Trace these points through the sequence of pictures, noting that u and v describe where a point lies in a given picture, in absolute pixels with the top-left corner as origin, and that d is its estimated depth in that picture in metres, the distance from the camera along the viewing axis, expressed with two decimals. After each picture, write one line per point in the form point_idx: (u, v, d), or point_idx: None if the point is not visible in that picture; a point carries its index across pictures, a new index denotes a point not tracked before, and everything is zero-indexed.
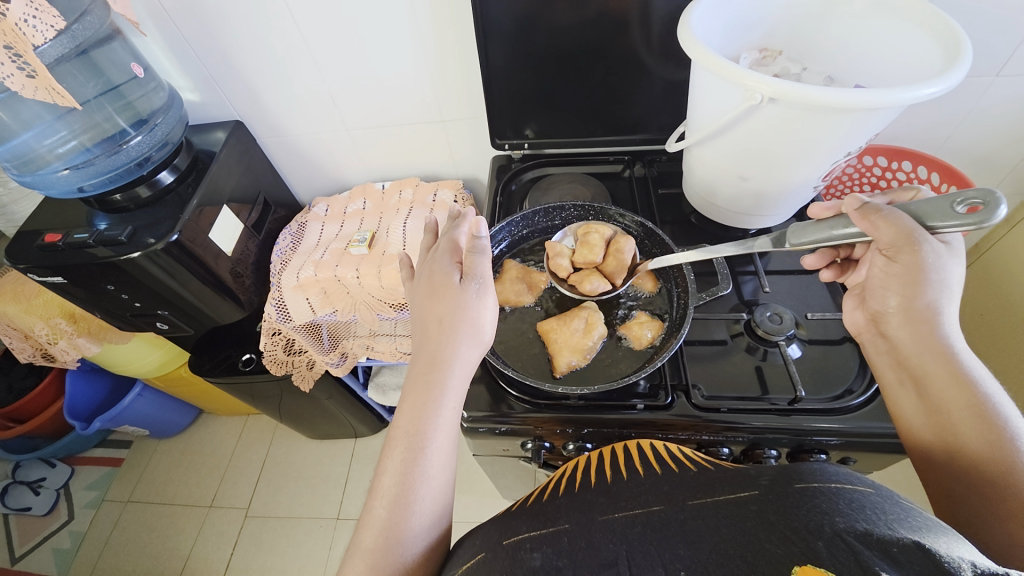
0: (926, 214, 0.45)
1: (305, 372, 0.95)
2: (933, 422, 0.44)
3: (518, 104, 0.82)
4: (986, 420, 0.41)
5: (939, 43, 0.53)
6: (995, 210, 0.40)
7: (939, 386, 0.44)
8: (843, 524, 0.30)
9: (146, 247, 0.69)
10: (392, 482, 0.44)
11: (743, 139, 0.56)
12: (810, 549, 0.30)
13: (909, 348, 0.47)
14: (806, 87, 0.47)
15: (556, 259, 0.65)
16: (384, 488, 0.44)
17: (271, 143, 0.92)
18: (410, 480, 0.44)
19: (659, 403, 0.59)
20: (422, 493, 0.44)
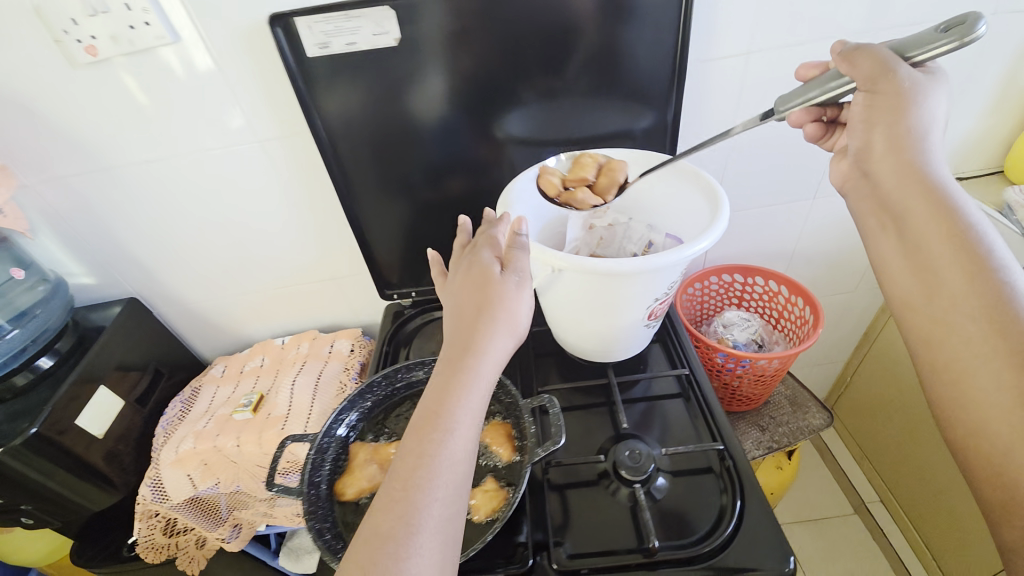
0: (905, 47, 0.50)
1: (194, 552, 0.88)
2: (912, 258, 0.47)
3: (405, 260, 0.91)
4: (970, 239, 0.44)
5: (709, 201, 0.64)
6: (975, 28, 0.45)
7: (918, 213, 0.46)
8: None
9: (6, 443, 0.68)
10: (413, 463, 0.44)
11: (563, 295, 0.64)
12: None
13: (894, 186, 0.48)
14: (581, 260, 0.56)
15: (546, 177, 0.71)
16: (405, 471, 0.44)
17: (170, 312, 0.96)
18: (433, 461, 0.44)
19: (520, 569, 0.57)
20: (443, 480, 0.44)
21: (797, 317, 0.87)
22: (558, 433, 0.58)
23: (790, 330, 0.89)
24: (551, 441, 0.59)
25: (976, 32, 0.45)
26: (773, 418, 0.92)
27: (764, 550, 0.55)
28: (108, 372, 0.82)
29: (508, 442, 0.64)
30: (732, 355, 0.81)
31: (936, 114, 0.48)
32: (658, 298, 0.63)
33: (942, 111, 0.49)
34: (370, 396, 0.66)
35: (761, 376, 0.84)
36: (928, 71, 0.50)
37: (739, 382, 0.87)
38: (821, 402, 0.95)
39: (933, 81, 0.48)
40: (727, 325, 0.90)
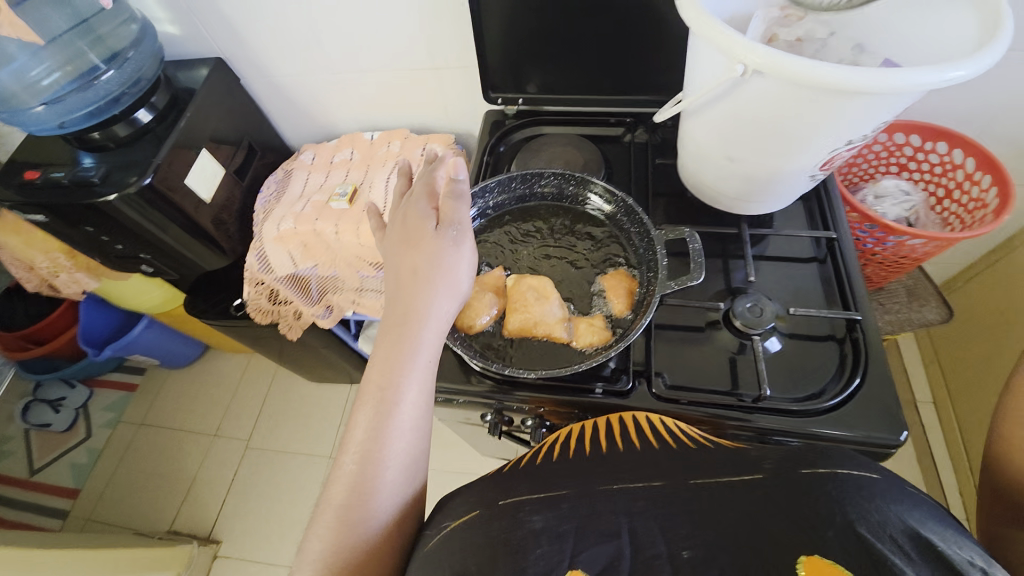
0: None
1: (293, 322, 0.91)
2: None
3: (514, 55, 0.76)
4: None
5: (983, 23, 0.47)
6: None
7: None
8: (855, 517, 0.38)
9: (122, 188, 0.70)
10: (364, 436, 0.46)
11: (730, 119, 0.52)
12: (819, 537, 0.37)
13: None
14: (793, 60, 0.42)
15: None
16: (355, 443, 0.46)
17: (256, 83, 0.89)
18: (381, 434, 0.45)
19: (618, 389, 0.58)
20: (396, 448, 0.46)
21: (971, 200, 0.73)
22: (700, 269, 0.56)
23: (952, 214, 0.76)
24: (684, 280, 0.56)
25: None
26: (883, 305, 0.86)
27: (877, 420, 0.53)
28: (204, 141, 0.80)
29: (629, 283, 0.61)
30: (881, 227, 0.70)
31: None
32: (851, 143, 0.50)
33: None
34: (484, 199, 0.67)
35: (903, 257, 0.73)
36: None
37: (865, 263, 0.78)
38: (942, 298, 0.86)
39: None
40: (879, 196, 0.76)
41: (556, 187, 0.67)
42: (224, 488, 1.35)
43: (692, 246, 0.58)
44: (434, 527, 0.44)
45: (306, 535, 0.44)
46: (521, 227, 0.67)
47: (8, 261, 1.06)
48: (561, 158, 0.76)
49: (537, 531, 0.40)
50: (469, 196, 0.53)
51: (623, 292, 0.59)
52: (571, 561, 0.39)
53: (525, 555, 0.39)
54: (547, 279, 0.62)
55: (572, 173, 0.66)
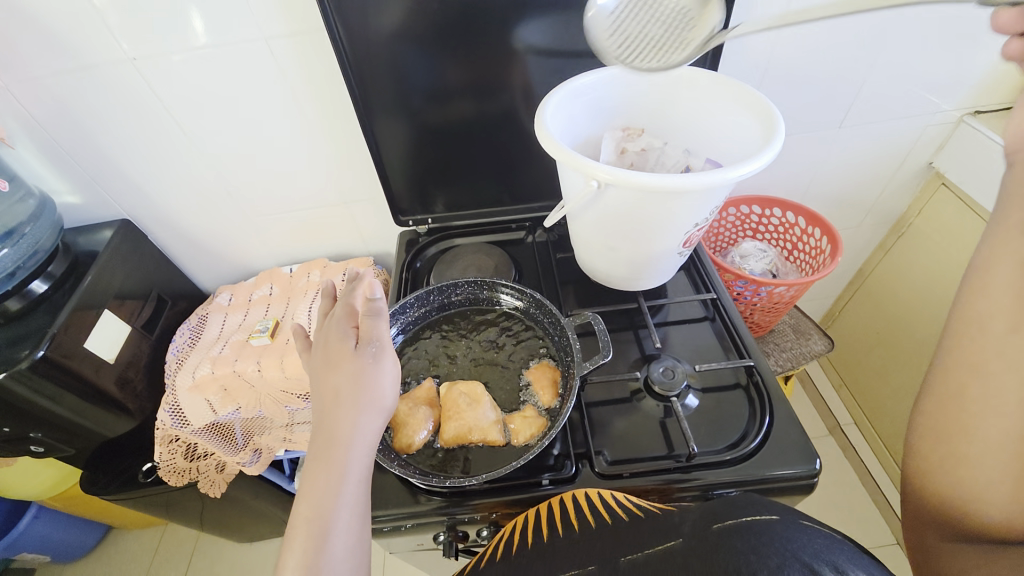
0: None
1: (215, 476, 0.85)
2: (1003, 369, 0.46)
3: (419, 184, 0.86)
4: None
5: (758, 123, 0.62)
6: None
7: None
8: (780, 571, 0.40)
9: (13, 364, 0.65)
10: None
11: (602, 219, 0.62)
12: None
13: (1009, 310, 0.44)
14: (631, 174, 0.53)
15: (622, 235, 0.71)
16: None
17: (166, 236, 0.90)
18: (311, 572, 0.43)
19: (564, 476, 0.59)
20: None
21: (813, 249, 0.89)
22: (607, 347, 0.61)
23: (803, 261, 0.92)
24: (597, 360, 0.62)
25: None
26: (778, 345, 0.97)
27: (792, 454, 0.59)
28: (108, 301, 0.78)
29: (552, 373, 0.64)
30: (751, 282, 0.82)
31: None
32: (698, 225, 0.62)
33: None
34: (404, 314, 0.70)
35: (776, 303, 0.85)
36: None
37: (750, 313, 0.89)
38: (822, 330, 0.99)
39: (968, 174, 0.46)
40: (743, 256, 0.91)
41: (471, 293, 0.73)
42: None
43: (597, 328, 0.65)
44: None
45: None
46: (443, 335, 0.71)
47: None
48: (474, 265, 0.83)
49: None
50: (387, 312, 0.55)
51: (548, 384, 0.63)
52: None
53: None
54: (478, 383, 0.64)
55: (483, 279, 0.72)
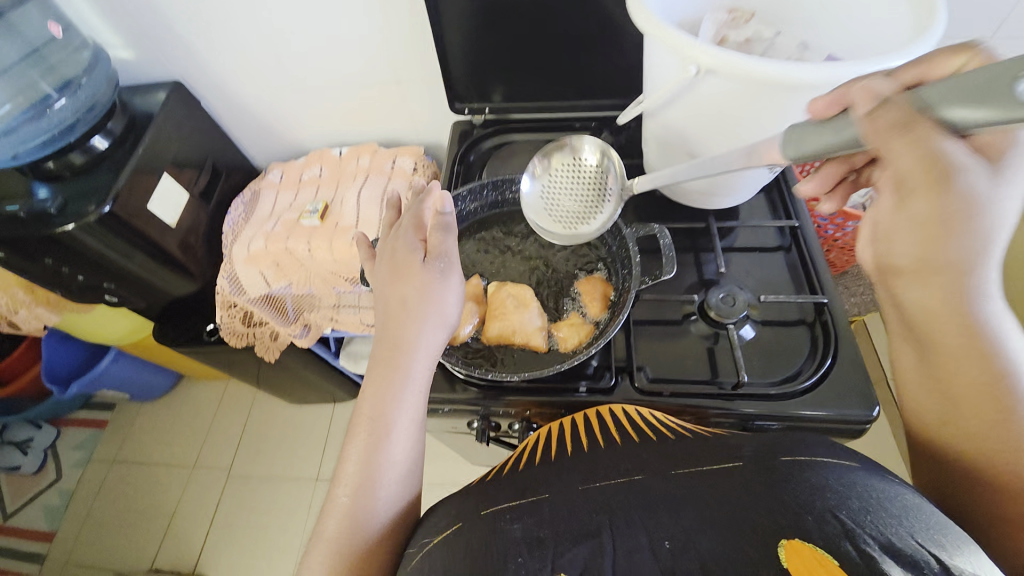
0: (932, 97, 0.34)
1: (269, 343, 0.90)
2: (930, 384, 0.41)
3: (477, 69, 0.77)
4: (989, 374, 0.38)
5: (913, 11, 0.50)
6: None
7: (969, 357, 0.38)
8: (834, 502, 0.34)
9: (81, 218, 0.68)
10: (356, 468, 0.44)
11: (690, 118, 0.54)
12: (800, 524, 0.34)
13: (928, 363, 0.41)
14: (742, 59, 0.44)
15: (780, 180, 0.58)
16: (348, 475, 0.44)
17: (218, 104, 0.88)
18: (374, 466, 0.44)
19: (602, 386, 0.59)
20: (388, 479, 0.44)
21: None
22: (671, 262, 0.58)
23: None
24: (657, 276, 0.58)
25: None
26: (848, 288, 0.89)
27: (848, 398, 0.55)
28: (166, 165, 0.78)
29: (603, 289, 0.62)
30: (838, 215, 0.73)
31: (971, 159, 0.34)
32: None
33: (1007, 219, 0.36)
34: (457, 206, 0.67)
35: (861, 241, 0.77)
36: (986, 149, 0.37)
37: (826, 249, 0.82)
38: None
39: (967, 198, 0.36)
40: None
41: None
42: (207, 519, 1.31)
43: (662, 241, 0.60)
44: (416, 544, 0.40)
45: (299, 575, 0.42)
46: (496, 233, 0.69)
47: None
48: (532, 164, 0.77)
49: (518, 539, 0.38)
50: (456, 228, 0.53)
51: (598, 296, 0.61)
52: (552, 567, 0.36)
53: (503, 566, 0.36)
54: (527, 287, 0.63)
55: (542, 178, 0.67)
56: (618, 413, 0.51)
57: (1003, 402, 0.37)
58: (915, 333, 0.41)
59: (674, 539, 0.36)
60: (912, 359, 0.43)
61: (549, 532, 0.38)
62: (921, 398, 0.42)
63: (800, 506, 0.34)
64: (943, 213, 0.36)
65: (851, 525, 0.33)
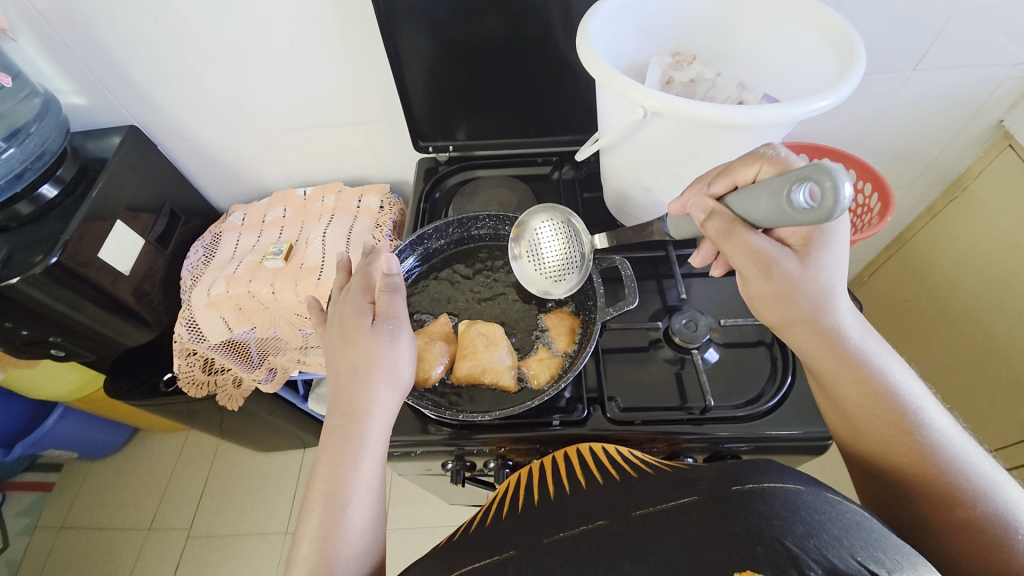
0: (739, 207, 0.47)
1: (233, 391, 0.88)
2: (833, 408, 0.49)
3: (440, 110, 0.80)
4: (872, 389, 0.46)
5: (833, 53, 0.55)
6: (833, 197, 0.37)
7: (851, 376, 0.47)
8: (782, 530, 0.33)
9: (26, 270, 0.65)
10: (311, 550, 0.41)
11: (643, 156, 0.57)
12: (751, 554, 0.32)
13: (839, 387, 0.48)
14: (685, 102, 0.47)
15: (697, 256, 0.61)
16: (301, 559, 0.41)
17: (177, 148, 0.86)
18: (329, 546, 0.41)
19: (574, 419, 0.58)
20: (344, 559, 0.41)
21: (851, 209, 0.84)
22: (633, 294, 0.61)
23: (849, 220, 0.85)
24: (622, 307, 0.61)
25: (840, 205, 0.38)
26: None
27: (811, 417, 0.57)
28: (120, 211, 0.76)
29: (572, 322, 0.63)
30: None
31: (776, 246, 0.47)
32: None
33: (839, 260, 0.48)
34: (422, 245, 0.68)
35: None
36: (805, 235, 0.48)
37: None
38: None
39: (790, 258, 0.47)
40: None
41: (492, 227, 0.69)
42: None
43: (624, 273, 0.63)
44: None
45: None
46: (462, 269, 0.69)
47: None
48: (496, 199, 0.79)
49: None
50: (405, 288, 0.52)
51: (566, 329, 0.62)
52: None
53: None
54: (497, 325, 0.63)
55: (507, 213, 0.68)
56: (585, 452, 0.50)
57: (879, 412, 0.46)
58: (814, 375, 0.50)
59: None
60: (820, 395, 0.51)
61: None
62: (834, 422, 0.50)
63: (748, 537, 0.33)
64: (779, 294, 0.48)
65: (800, 554, 0.32)
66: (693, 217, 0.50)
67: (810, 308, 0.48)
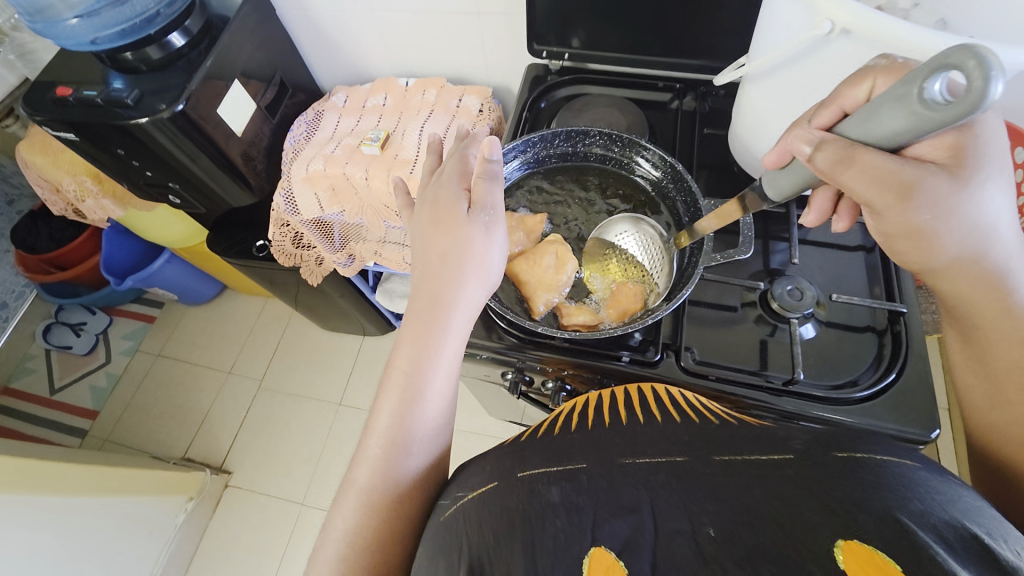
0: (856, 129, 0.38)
1: (314, 268, 0.93)
2: (978, 375, 0.44)
3: (560, 7, 0.71)
4: None
5: None
6: (981, 81, 0.28)
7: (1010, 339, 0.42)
8: (895, 504, 0.32)
9: (154, 113, 0.69)
10: (389, 422, 0.44)
11: (800, 86, 0.49)
12: (854, 521, 0.32)
13: (996, 350, 0.42)
14: (887, 21, 0.39)
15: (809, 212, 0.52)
16: (380, 428, 0.45)
17: (292, 16, 0.86)
18: (406, 419, 0.44)
19: (647, 360, 0.57)
20: (419, 435, 0.44)
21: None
22: (747, 244, 0.57)
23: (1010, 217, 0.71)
24: (731, 255, 0.57)
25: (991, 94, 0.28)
26: None
27: (909, 415, 0.52)
28: (236, 73, 0.78)
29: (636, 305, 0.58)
30: None
31: (915, 163, 0.36)
32: None
33: (1001, 171, 0.38)
34: (523, 151, 0.65)
35: None
36: (950, 145, 0.37)
37: None
38: None
39: (939, 177, 0.36)
40: None
41: (601, 147, 0.66)
42: (236, 422, 1.40)
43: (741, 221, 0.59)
44: (450, 496, 0.41)
45: (330, 514, 0.44)
46: (561, 184, 0.67)
47: (37, 182, 1.07)
48: (604, 120, 0.73)
49: (554, 504, 0.37)
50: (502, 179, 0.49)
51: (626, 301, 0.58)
52: (591, 537, 0.35)
53: (542, 527, 0.36)
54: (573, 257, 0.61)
55: (620, 133, 0.63)
56: (661, 391, 0.49)
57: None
58: (959, 325, 0.45)
59: (719, 528, 0.34)
60: (958, 355, 0.46)
61: (586, 502, 0.38)
62: (969, 392, 0.45)
63: (858, 503, 0.33)
64: (927, 221, 0.38)
65: (913, 526, 0.31)
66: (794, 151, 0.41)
67: (962, 244, 0.40)
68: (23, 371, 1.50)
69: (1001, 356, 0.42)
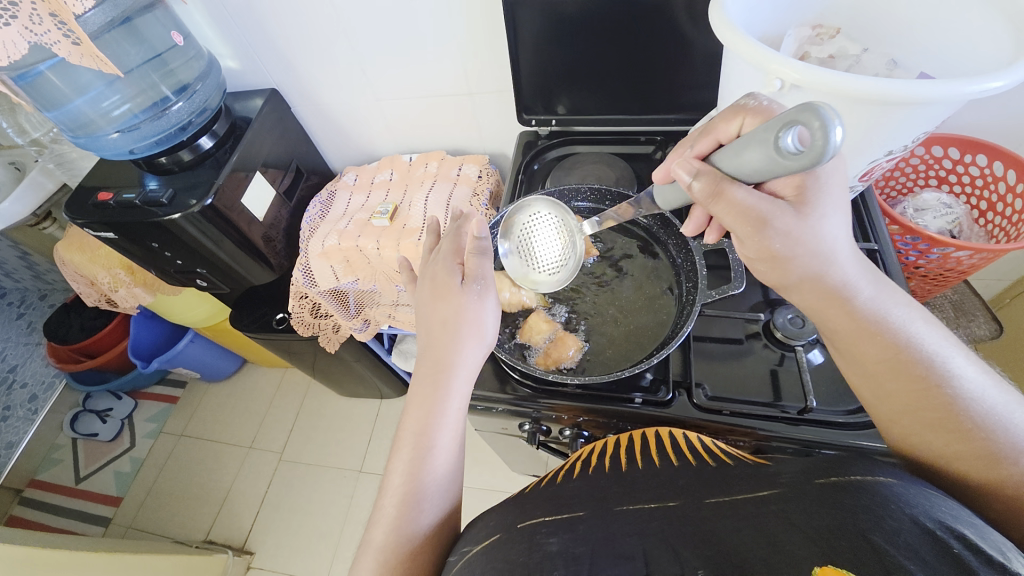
0: (726, 164, 0.42)
1: (332, 335, 0.98)
2: (862, 377, 0.43)
3: (544, 80, 0.79)
4: (895, 347, 0.40)
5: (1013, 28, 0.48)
6: (823, 135, 0.33)
7: (872, 340, 0.41)
8: (868, 526, 0.32)
9: (186, 209, 0.76)
10: (402, 480, 0.46)
11: None
12: (830, 550, 0.31)
13: (861, 347, 0.42)
14: (831, 73, 0.44)
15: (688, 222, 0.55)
16: (394, 486, 0.46)
17: (306, 111, 0.96)
18: (418, 478, 0.45)
19: (658, 399, 0.58)
20: (431, 491, 0.45)
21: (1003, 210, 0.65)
22: (739, 277, 0.60)
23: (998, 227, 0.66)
24: (725, 290, 0.61)
25: (830, 146, 0.33)
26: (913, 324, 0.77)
27: None
28: (258, 165, 0.86)
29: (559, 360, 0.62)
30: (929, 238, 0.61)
31: (767, 200, 0.40)
32: (891, 152, 0.52)
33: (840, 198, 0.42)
34: None
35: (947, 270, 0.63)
36: (797, 183, 0.41)
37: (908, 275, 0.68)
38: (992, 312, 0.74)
39: (783, 210, 0.40)
40: (919, 209, 0.67)
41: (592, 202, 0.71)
42: (258, 498, 1.38)
43: (732, 257, 0.63)
44: (458, 552, 0.42)
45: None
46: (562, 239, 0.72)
47: (73, 277, 1.15)
48: (594, 175, 0.78)
49: (553, 554, 0.37)
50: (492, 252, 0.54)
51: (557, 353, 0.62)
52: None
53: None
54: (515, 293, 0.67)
55: (609, 188, 0.69)
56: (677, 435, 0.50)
57: (905, 366, 0.40)
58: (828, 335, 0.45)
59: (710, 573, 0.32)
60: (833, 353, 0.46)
61: (585, 550, 0.37)
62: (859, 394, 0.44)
63: (837, 529, 0.32)
64: (780, 248, 0.41)
65: (886, 547, 0.30)
66: (677, 180, 0.44)
67: (814, 264, 0.41)
68: (49, 462, 1.52)
69: (871, 359, 0.41)
